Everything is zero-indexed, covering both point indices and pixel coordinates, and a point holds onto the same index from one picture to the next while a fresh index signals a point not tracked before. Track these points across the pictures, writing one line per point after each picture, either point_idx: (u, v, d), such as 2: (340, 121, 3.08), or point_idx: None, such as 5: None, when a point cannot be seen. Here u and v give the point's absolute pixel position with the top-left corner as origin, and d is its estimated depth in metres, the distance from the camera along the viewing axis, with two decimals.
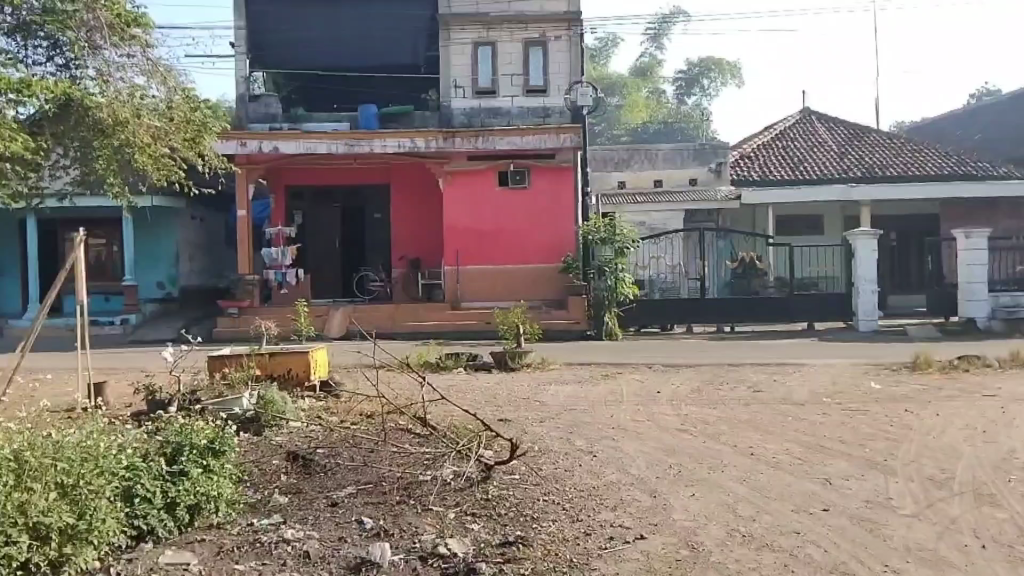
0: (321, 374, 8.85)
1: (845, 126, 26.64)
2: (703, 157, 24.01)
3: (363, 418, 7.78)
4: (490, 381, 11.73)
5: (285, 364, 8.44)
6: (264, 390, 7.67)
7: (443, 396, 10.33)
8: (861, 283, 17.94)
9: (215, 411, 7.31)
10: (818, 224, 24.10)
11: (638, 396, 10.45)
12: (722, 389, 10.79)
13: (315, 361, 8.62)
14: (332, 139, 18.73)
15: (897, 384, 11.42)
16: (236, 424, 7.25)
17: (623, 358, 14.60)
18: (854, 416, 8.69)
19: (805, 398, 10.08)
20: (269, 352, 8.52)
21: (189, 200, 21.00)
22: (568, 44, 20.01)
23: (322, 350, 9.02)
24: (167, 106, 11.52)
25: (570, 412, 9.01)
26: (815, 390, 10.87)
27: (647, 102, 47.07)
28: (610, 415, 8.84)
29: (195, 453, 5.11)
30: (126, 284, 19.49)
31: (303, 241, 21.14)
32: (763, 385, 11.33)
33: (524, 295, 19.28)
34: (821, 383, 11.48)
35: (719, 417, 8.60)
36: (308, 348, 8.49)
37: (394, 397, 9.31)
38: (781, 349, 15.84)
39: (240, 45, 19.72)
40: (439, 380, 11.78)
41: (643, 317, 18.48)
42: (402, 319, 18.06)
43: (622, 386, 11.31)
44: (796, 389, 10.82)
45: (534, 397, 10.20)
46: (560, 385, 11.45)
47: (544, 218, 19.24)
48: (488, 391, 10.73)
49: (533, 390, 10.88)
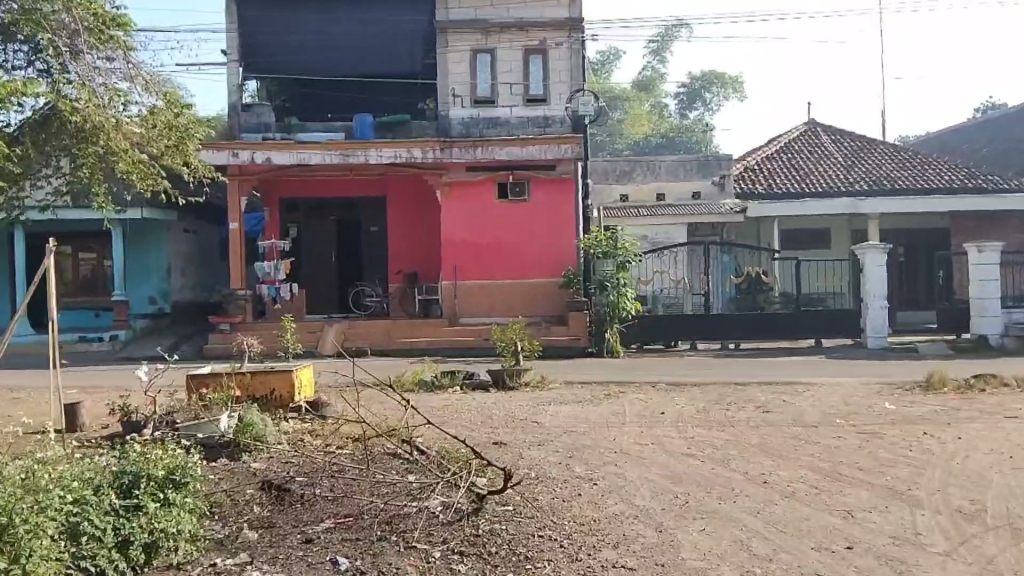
0: (307, 394, 8.36)
1: (851, 138, 26.18)
2: (707, 169, 23.61)
3: (349, 442, 7.29)
4: (486, 401, 11.24)
5: (267, 385, 7.94)
6: (243, 411, 7.20)
7: (437, 417, 9.84)
8: (871, 298, 17.45)
9: (189, 434, 6.84)
10: (824, 239, 23.64)
11: (641, 418, 9.95)
12: (730, 411, 10.29)
13: (300, 380, 8.14)
14: (326, 149, 18.33)
15: (913, 404, 10.92)
16: (212, 449, 6.78)
17: (626, 377, 14.11)
18: (871, 440, 8.19)
19: (817, 419, 9.59)
20: (251, 370, 8.02)
21: (181, 212, 20.58)
22: (569, 51, 19.48)
23: (309, 369, 8.54)
24: (152, 113, 11.03)
25: (570, 435, 8.51)
26: (827, 410, 10.37)
27: (649, 116, 46.64)
28: (612, 438, 8.36)
29: (152, 486, 4.66)
30: (116, 300, 19.01)
31: (299, 255, 20.69)
32: (773, 405, 10.83)
33: (522, 309, 18.85)
34: (833, 404, 10.97)
35: (729, 440, 8.11)
36: (292, 368, 7.99)
37: (385, 419, 8.83)
38: (789, 367, 15.34)
39: (232, 53, 19.25)
40: (433, 399, 11.29)
41: (646, 333, 17.97)
42: (398, 335, 17.64)
43: (625, 407, 10.81)
44: (806, 411, 10.32)
45: (532, 418, 9.71)
46: (560, 405, 10.95)
47: (544, 232, 18.80)
48: (484, 411, 10.24)
49: (531, 410, 10.38)
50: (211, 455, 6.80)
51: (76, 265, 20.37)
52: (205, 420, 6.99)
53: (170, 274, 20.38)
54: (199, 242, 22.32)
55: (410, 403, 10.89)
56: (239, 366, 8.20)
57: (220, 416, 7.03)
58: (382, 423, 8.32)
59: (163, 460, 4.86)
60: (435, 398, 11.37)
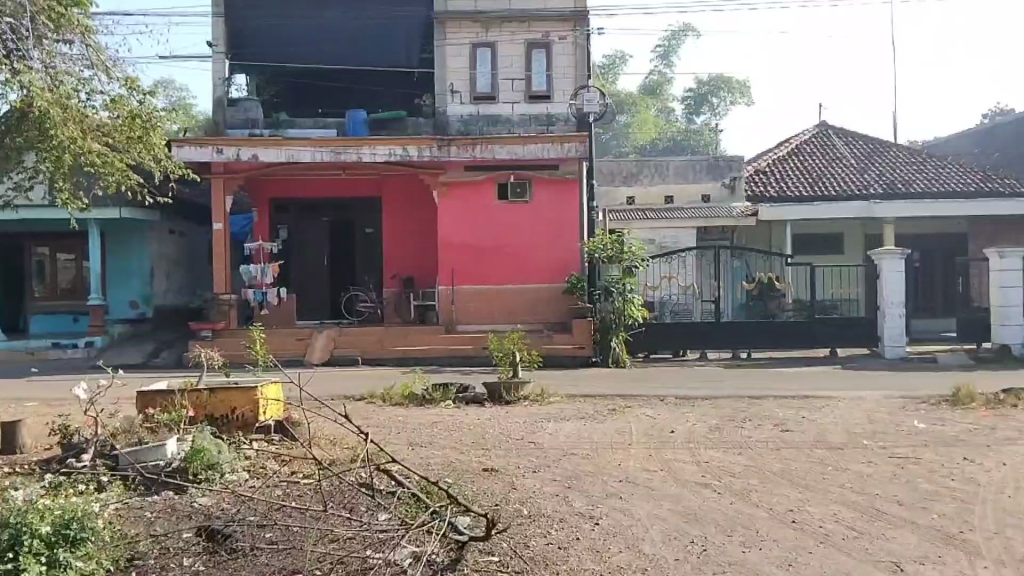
0: (276, 415, 7.39)
1: (865, 141, 25.23)
2: (716, 172, 22.71)
3: (317, 467, 6.36)
4: (478, 417, 10.31)
5: (227, 404, 6.99)
6: (194, 435, 6.26)
7: (424, 435, 8.91)
8: (888, 306, 16.51)
9: (128, 463, 5.90)
10: (837, 243, 22.71)
11: (647, 439, 9.01)
12: (746, 430, 9.34)
13: (266, 399, 7.15)
14: (315, 147, 17.43)
15: (947, 425, 9.95)
16: (157, 479, 5.83)
17: (629, 389, 13.17)
18: (907, 466, 7.24)
19: (843, 441, 8.64)
20: (210, 387, 7.08)
21: (165, 212, 19.72)
22: (573, 46, 18.64)
23: (281, 387, 7.58)
24: (117, 102, 10.12)
25: (568, 459, 7.57)
26: (852, 430, 9.40)
27: (655, 120, 45.70)
28: (615, 462, 7.41)
29: (36, 544, 4.27)
30: (91, 305, 18.30)
31: (290, 258, 19.79)
32: (793, 425, 9.89)
33: (523, 315, 17.93)
34: (858, 422, 10.03)
35: (747, 467, 7.15)
36: (255, 385, 7.01)
37: (363, 440, 7.91)
38: (803, 379, 14.39)
39: (217, 44, 18.32)
40: (423, 414, 10.37)
41: (653, 341, 17.00)
42: (391, 344, 16.68)
43: (632, 425, 9.88)
44: (829, 430, 9.36)
45: (527, 439, 8.78)
46: (560, 422, 10.03)
47: (546, 235, 17.90)
48: (476, 429, 9.30)
49: (528, 428, 9.46)
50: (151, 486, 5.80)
51: (55, 268, 19.58)
52: (143, 444, 6.07)
53: (152, 278, 19.58)
54: (186, 244, 21.41)
55: (395, 420, 9.98)
56: (194, 381, 7.26)
57: (166, 441, 6.09)
58: (358, 446, 7.39)
59: (54, 513, 4.46)
60: (421, 414, 10.44)
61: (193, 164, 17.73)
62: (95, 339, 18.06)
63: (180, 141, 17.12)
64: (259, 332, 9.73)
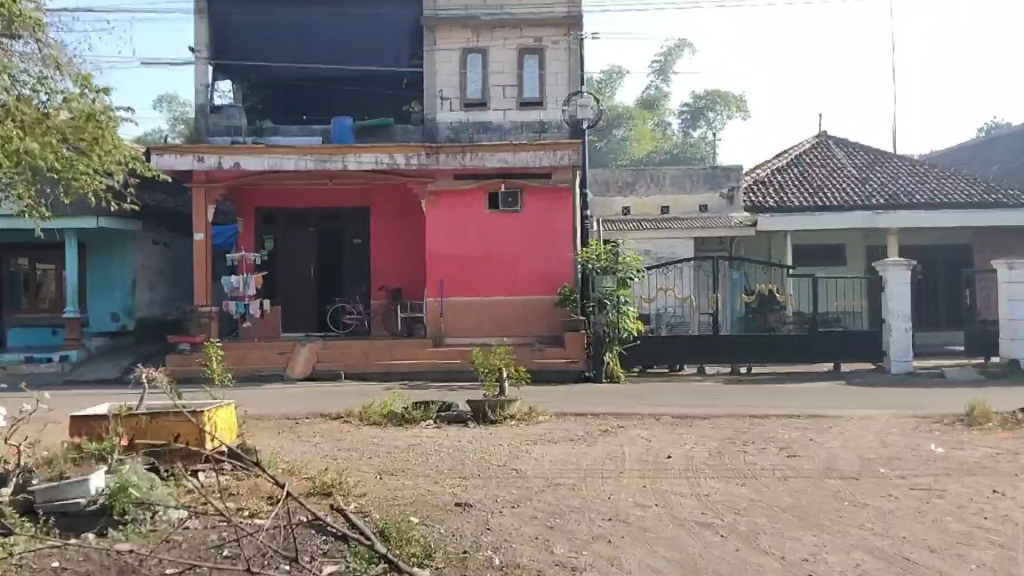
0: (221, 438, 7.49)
1: (866, 152, 24.44)
2: (714, 181, 21.99)
3: (262, 511, 5.74)
4: (460, 449, 9.62)
5: (169, 430, 6.95)
6: (124, 468, 5.79)
7: (400, 468, 8.21)
8: (893, 319, 15.85)
9: (45, 511, 5.50)
10: (838, 254, 22.03)
11: (643, 473, 8.34)
12: (752, 462, 8.65)
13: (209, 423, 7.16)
14: (300, 154, 16.77)
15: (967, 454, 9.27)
16: (74, 528, 5.44)
17: (624, 408, 12.47)
18: (930, 500, 6.53)
19: (857, 473, 7.95)
20: (151, 412, 7.04)
21: (146, 222, 19.05)
22: (567, 52, 18.02)
23: (227, 411, 7.65)
24: (69, 98, 9.22)
25: (555, 496, 6.89)
26: (864, 460, 8.70)
27: (652, 135, 45.02)
28: (607, 499, 6.73)
29: None
30: (67, 318, 17.60)
31: (275, 269, 19.09)
32: (800, 454, 9.22)
33: (514, 327, 17.21)
34: (871, 449, 9.33)
35: (752, 509, 6.48)
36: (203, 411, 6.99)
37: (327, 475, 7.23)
38: (807, 396, 13.67)
39: (200, 49, 17.73)
40: (403, 442, 9.68)
41: (648, 355, 16.29)
42: (378, 358, 16.08)
43: (627, 452, 9.18)
44: (841, 461, 8.65)
45: (510, 477, 8.10)
46: (550, 449, 9.33)
47: (537, 246, 17.22)
48: (458, 461, 8.59)
49: (516, 458, 8.74)
50: (68, 531, 5.47)
51: (33, 279, 18.90)
52: (65, 479, 5.61)
53: (134, 290, 18.89)
54: (171, 255, 20.71)
55: (370, 453, 9.28)
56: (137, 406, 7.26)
57: (92, 476, 5.65)
58: (319, 481, 6.71)
59: None
60: (402, 445, 9.73)
61: (172, 173, 17.09)
62: (70, 352, 17.36)
63: (158, 149, 16.53)
64: (219, 351, 9.12)
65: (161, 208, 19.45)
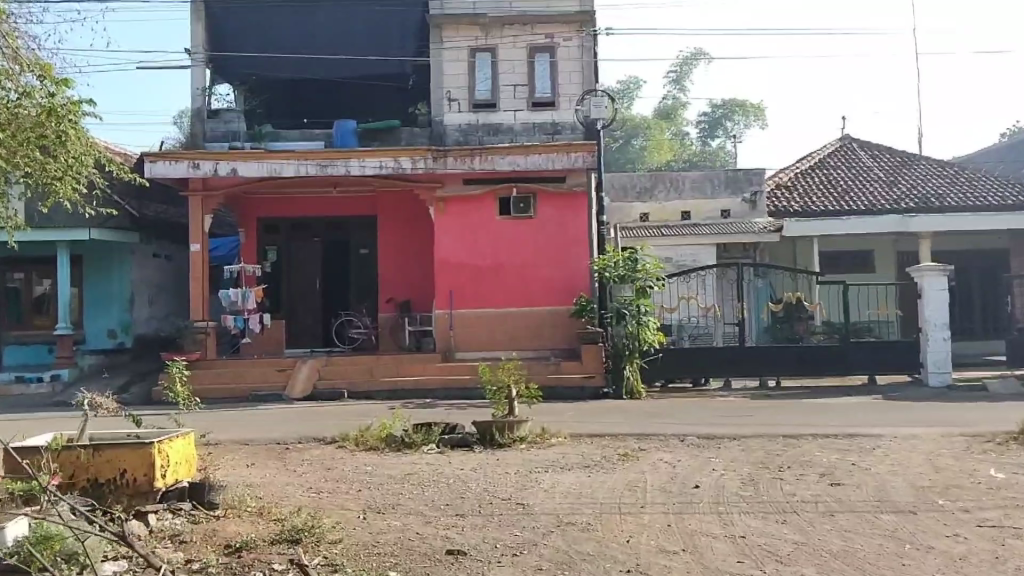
0: (181, 472, 7.72)
1: (893, 154, 23.20)
2: (736, 186, 21.03)
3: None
4: (464, 486, 8.71)
5: (118, 466, 7.30)
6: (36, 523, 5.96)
7: (395, 527, 7.26)
8: (931, 328, 14.86)
9: None
10: (868, 260, 21.05)
11: (665, 517, 7.49)
12: (792, 509, 7.70)
13: (160, 454, 7.44)
14: (300, 159, 15.90)
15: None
16: None
17: (645, 428, 11.52)
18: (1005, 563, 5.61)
19: (912, 528, 6.99)
20: (99, 446, 7.38)
21: (144, 234, 18.18)
22: (580, 49, 17.09)
23: (187, 441, 7.82)
24: (26, 92, 8.47)
25: (567, 559, 6.00)
26: (916, 504, 7.75)
27: (671, 143, 43.92)
28: (624, 560, 5.82)
29: None
30: (58, 334, 16.84)
31: (279, 280, 18.11)
32: (843, 492, 8.27)
33: (526, 339, 16.25)
34: (923, 488, 8.37)
35: (789, 572, 5.55)
36: (149, 445, 7.34)
37: (307, 557, 6.25)
38: (842, 413, 12.72)
39: (197, 51, 16.81)
40: (392, 491, 8.69)
41: (673, 370, 15.25)
42: (382, 375, 15.20)
43: (649, 494, 8.25)
44: (889, 507, 7.71)
45: (514, 526, 7.17)
46: (564, 491, 8.40)
47: (551, 254, 16.31)
48: (459, 516, 7.63)
49: (524, 508, 7.80)
50: None
51: (28, 296, 18.01)
52: None
53: (133, 304, 18.03)
54: (175, 268, 19.78)
55: (361, 500, 8.35)
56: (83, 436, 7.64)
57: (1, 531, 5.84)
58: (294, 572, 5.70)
59: None
60: (397, 487, 8.81)
61: (168, 181, 16.27)
62: (62, 371, 16.61)
63: (152, 155, 15.71)
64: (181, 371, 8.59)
65: (163, 218, 18.57)
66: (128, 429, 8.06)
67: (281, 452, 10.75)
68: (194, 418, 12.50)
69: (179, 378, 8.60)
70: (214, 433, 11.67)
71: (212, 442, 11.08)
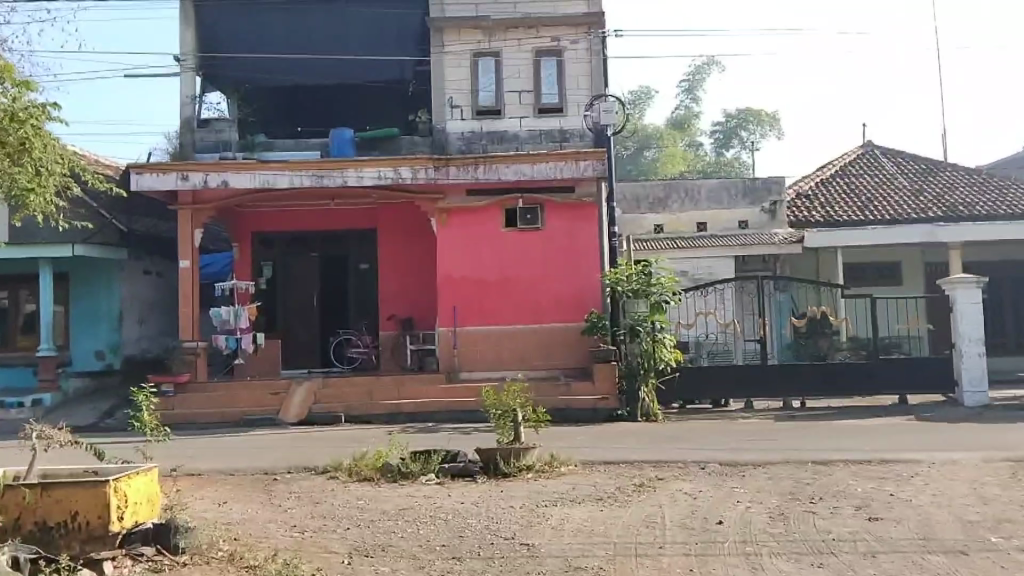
0: (145, 515, 6.77)
1: (917, 161, 22.29)
2: (754, 195, 20.18)
3: None
4: (463, 523, 7.80)
5: (69, 507, 6.37)
6: None
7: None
8: (965, 344, 13.93)
9: None
10: (894, 273, 20.14)
11: (688, 561, 6.57)
12: (833, 550, 6.77)
13: (120, 494, 6.50)
14: (294, 169, 15.08)
15: None
16: None
17: (664, 454, 10.63)
18: None
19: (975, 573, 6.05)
20: (51, 486, 6.44)
21: (134, 251, 17.41)
22: (588, 52, 16.24)
23: (151, 477, 6.84)
24: None
25: None
26: (976, 545, 6.81)
27: (684, 153, 43.08)
28: None
29: None
30: (40, 356, 16.06)
31: (275, 297, 17.35)
32: (888, 529, 7.33)
33: (534, 358, 15.36)
34: (978, 525, 7.43)
35: None
36: (104, 485, 6.36)
37: None
38: (876, 436, 11.78)
39: (185, 58, 16.16)
40: (381, 529, 7.79)
41: (690, 391, 14.36)
42: (382, 398, 14.34)
43: (669, 533, 7.33)
44: (945, 549, 6.77)
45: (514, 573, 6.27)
46: (574, 530, 7.49)
47: (559, 268, 15.43)
48: (455, 560, 6.71)
49: (528, 551, 6.89)
50: None
51: (12, 316, 17.21)
52: None
53: (122, 323, 17.25)
54: (167, 286, 18.96)
55: (347, 541, 7.45)
56: (30, 473, 6.71)
57: None
58: None
59: None
60: (388, 524, 7.92)
61: (156, 194, 15.49)
62: (45, 395, 15.81)
63: (139, 167, 14.90)
64: (149, 398, 7.67)
65: (152, 234, 17.77)
66: (87, 464, 7.06)
67: (269, 484, 9.87)
68: (177, 447, 11.66)
69: (145, 409, 7.59)
70: (197, 464, 10.80)
71: (193, 474, 10.21)
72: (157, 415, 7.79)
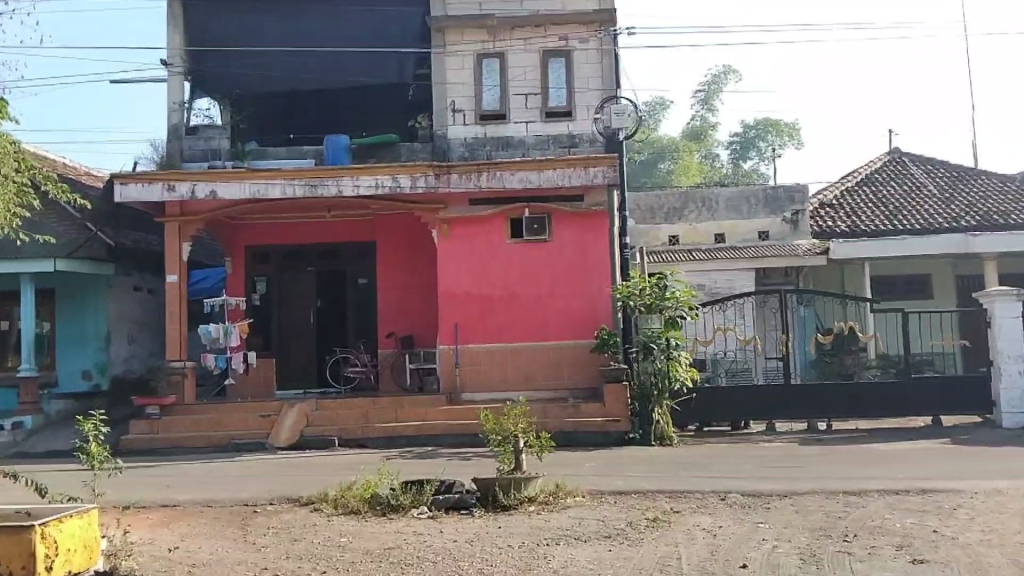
0: (83, 563, 5.73)
1: (946, 168, 21.36)
2: (774, 205, 19.36)
3: None
4: (452, 563, 6.86)
5: None
6: None
7: None
8: (1004, 361, 12.95)
9: None
10: (922, 285, 19.20)
11: None
12: None
13: (51, 539, 5.42)
14: (286, 178, 14.23)
15: None
16: None
17: (680, 483, 9.71)
18: None
19: None
20: None
21: (123, 266, 16.62)
22: (599, 52, 15.44)
23: (92, 518, 5.82)
24: None
25: None
26: None
27: (700, 165, 42.15)
28: None
29: None
30: (22, 377, 15.21)
31: (270, 314, 16.48)
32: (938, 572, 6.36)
33: (543, 378, 14.43)
34: None
35: None
36: (28, 529, 5.28)
37: None
38: (911, 461, 10.81)
39: (174, 62, 15.68)
40: (362, 568, 6.86)
41: (708, 412, 13.42)
42: (379, 421, 13.44)
43: None
44: None
45: None
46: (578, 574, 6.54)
47: (568, 282, 14.54)
48: None
49: None
50: None
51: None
52: None
53: (110, 343, 16.47)
54: (160, 303, 18.17)
55: None
56: None
57: None
58: None
59: None
60: (366, 560, 6.98)
61: (142, 206, 14.72)
62: (25, 419, 14.98)
63: (123, 176, 14.12)
64: (95, 427, 6.74)
65: (143, 248, 17.01)
66: (19, 505, 6.13)
67: (247, 515, 8.91)
68: (152, 476, 10.77)
69: (93, 438, 6.70)
70: (172, 493, 9.92)
71: (167, 506, 9.32)
72: (106, 444, 6.94)
